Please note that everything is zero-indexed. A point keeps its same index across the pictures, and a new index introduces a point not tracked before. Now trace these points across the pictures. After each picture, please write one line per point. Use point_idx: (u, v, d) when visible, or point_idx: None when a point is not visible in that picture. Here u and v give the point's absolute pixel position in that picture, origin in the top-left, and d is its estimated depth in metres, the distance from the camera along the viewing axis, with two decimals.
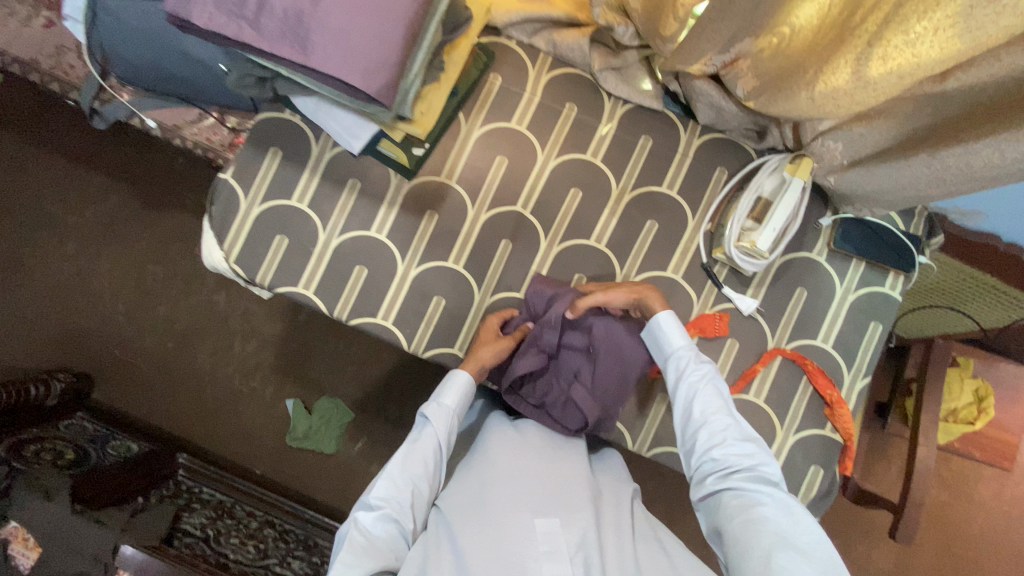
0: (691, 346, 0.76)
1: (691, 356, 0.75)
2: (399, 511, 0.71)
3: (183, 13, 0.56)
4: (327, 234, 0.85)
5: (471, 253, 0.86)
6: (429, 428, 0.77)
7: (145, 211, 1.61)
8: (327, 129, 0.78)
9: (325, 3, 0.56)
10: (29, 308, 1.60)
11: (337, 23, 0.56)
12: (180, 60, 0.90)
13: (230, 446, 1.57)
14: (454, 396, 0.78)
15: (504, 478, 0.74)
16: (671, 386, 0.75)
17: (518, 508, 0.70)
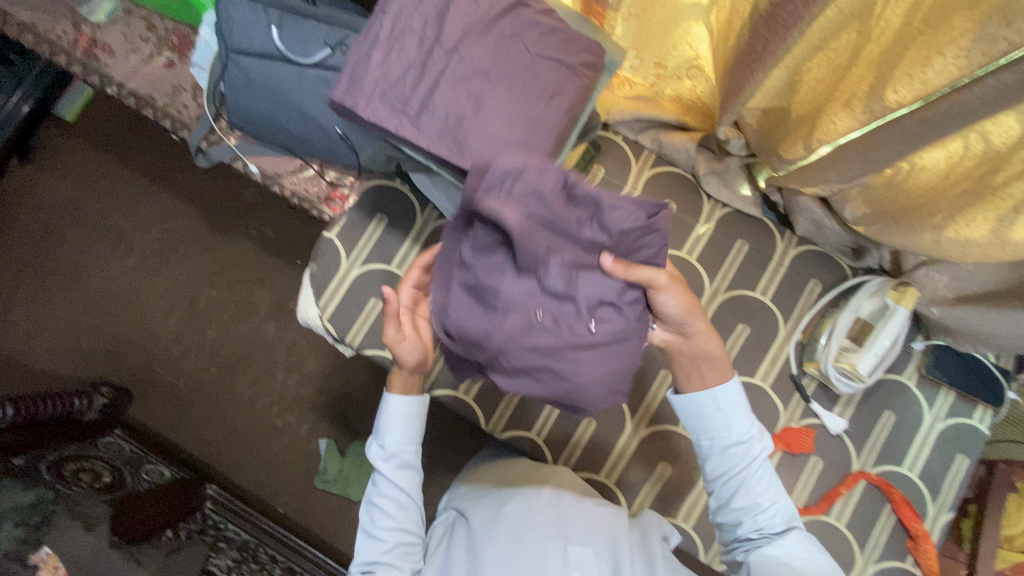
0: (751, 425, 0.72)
1: (752, 438, 0.71)
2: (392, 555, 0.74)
3: (349, 103, 0.58)
4: None
5: None
6: (386, 471, 0.77)
7: (210, 235, 1.65)
8: (438, 204, 0.82)
9: (486, 112, 0.59)
10: (82, 317, 1.61)
11: (495, 130, 0.59)
12: (296, 118, 0.93)
13: (257, 480, 1.54)
14: (395, 434, 0.77)
15: (522, 513, 0.76)
16: (722, 463, 0.72)
17: (546, 536, 0.73)
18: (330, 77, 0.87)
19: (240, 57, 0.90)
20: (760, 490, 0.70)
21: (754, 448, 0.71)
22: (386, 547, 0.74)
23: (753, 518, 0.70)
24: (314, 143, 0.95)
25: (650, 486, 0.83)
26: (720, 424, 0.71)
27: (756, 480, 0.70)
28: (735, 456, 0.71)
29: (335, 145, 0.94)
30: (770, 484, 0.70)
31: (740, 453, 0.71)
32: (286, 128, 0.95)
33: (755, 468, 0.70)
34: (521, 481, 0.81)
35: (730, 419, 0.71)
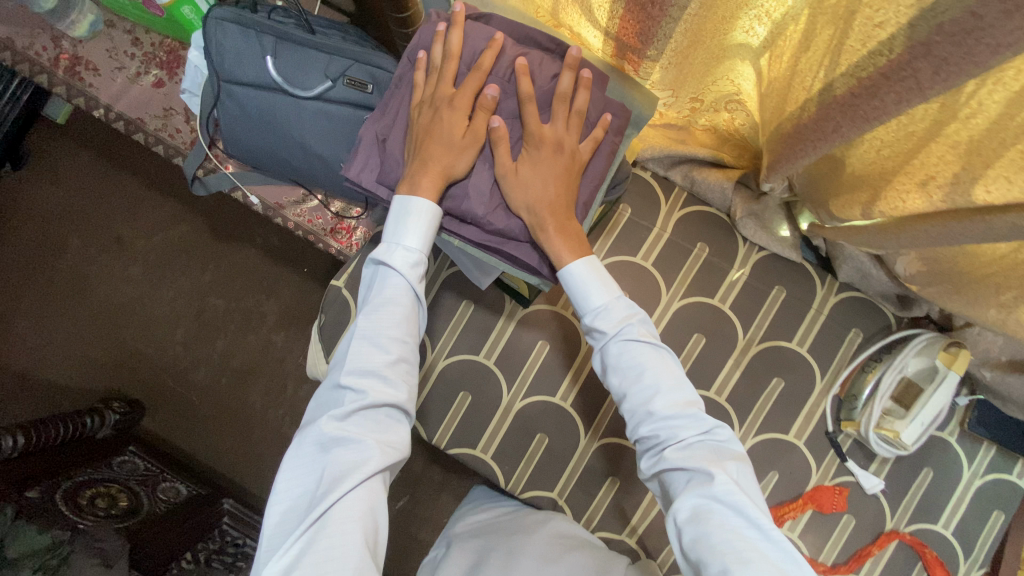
0: (628, 310, 0.65)
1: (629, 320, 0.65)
2: (378, 391, 0.62)
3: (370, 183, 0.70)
4: (434, 355, 0.82)
5: (582, 392, 0.81)
6: (386, 288, 0.65)
7: (214, 243, 1.60)
8: (456, 260, 0.77)
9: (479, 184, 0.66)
10: (88, 329, 1.58)
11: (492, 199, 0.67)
12: (298, 153, 0.86)
13: (271, 491, 1.54)
14: (414, 232, 0.66)
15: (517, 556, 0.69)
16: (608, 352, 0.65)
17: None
18: (333, 111, 0.81)
19: (234, 88, 0.83)
20: (643, 375, 0.62)
21: (627, 331, 0.64)
22: (387, 360, 0.63)
23: (652, 419, 0.61)
24: (318, 178, 0.89)
25: (674, 546, 0.80)
26: (588, 310, 0.66)
27: (642, 364, 0.62)
28: (613, 339, 0.64)
29: (342, 181, 0.88)
30: (667, 379, 0.62)
31: (620, 339, 0.64)
32: (288, 161, 0.88)
33: (635, 351, 0.63)
34: (517, 523, 0.76)
35: (599, 302, 0.66)
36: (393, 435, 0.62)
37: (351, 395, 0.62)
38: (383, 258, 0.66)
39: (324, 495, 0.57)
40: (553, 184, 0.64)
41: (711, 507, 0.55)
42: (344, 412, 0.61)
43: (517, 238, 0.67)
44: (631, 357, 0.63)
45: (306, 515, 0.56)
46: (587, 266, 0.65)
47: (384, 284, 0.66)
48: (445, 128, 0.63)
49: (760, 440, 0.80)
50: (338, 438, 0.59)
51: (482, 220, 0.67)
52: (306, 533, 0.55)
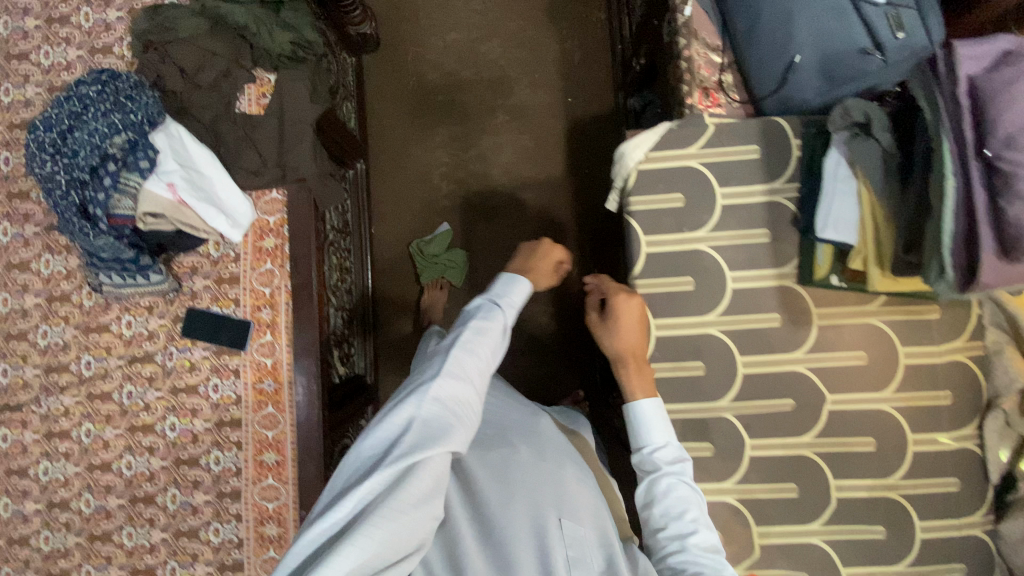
0: (672, 446, 0.77)
1: (671, 454, 0.77)
2: (470, 382, 0.71)
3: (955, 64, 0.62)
4: (706, 235, 0.83)
5: (759, 375, 0.82)
6: (495, 322, 0.79)
7: (543, 14, 1.64)
8: (823, 196, 0.75)
9: None
10: None
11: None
12: (776, 13, 0.89)
13: (382, 196, 1.64)
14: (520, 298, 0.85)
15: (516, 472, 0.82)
16: (657, 481, 0.75)
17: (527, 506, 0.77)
18: (850, 16, 0.83)
19: None
20: (684, 504, 0.73)
21: (679, 470, 0.75)
22: (480, 364, 0.74)
23: (683, 539, 0.71)
24: (761, 45, 0.91)
25: None
26: (644, 443, 0.78)
27: (688, 505, 0.74)
28: (657, 482, 0.75)
29: (775, 64, 0.90)
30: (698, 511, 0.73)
31: (667, 486, 0.74)
32: (760, 11, 0.91)
33: (683, 496, 0.73)
34: (516, 431, 0.89)
35: (660, 442, 0.77)
36: (467, 417, 0.68)
37: (449, 375, 0.69)
38: (492, 305, 0.81)
39: (403, 440, 0.62)
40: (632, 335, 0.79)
41: None
42: (444, 388, 0.68)
43: (1009, 239, 0.59)
44: (678, 495, 0.74)
45: (393, 448, 0.61)
46: (655, 409, 0.78)
47: (492, 318, 0.79)
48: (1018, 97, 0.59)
49: (825, 547, 0.80)
50: (434, 400, 0.66)
51: (1011, 199, 0.59)
52: (393, 468, 0.60)
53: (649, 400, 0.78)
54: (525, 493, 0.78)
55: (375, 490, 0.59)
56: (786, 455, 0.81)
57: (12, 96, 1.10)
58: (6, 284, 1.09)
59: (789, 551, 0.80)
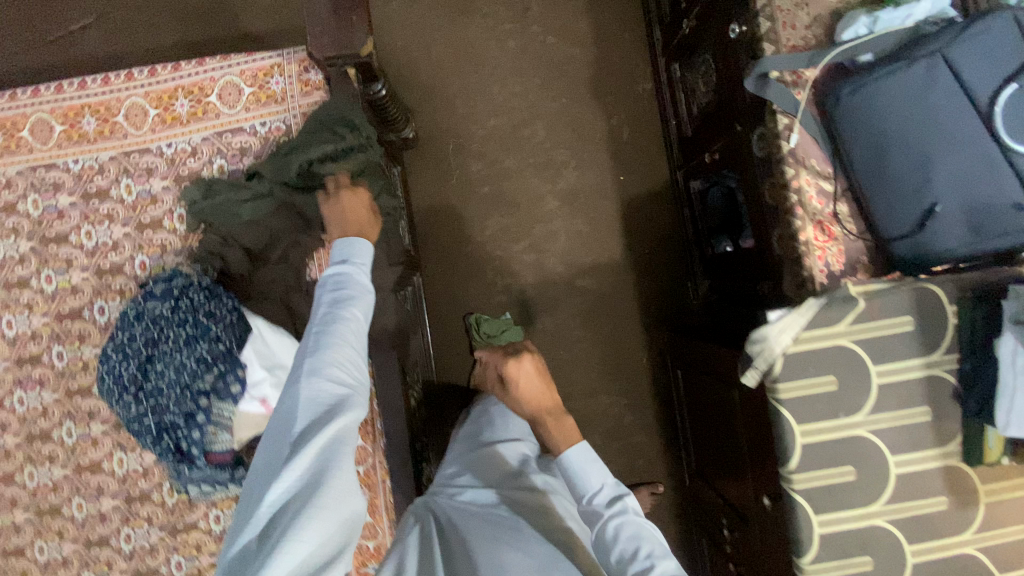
0: (604, 484, 0.88)
1: (606, 490, 0.87)
2: (335, 373, 0.64)
3: None
4: (863, 419, 0.77)
5: (930, 563, 0.77)
6: (348, 291, 0.72)
7: (586, 91, 1.55)
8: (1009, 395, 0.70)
9: None
10: (433, 42, 1.52)
11: None
12: (910, 157, 0.81)
13: (435, 299, 1.55)
14: (364, 254, 0.76)
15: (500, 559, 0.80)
16: (601, 522, 0.84)
17: None
18: (998, 168, 0.77)
19: (943, 72, 0.78)
20: (635, 536, 0.80)
21: (622, 509, 0.84)
22: (345, 353, 0.67)
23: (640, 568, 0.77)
24: (891, 187, 0.83)
25: None
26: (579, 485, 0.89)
27: (642, 541, 0.80)
28: (604, 523, 0.83)
29: (909, 210, 0.83)
30: (649, 542, 0.80)
31: (616, 528, 0.82)
32: (887, 152, 0.83)
33: (631, 530, 0.81)
34: (511, 527, 0.88)
35: (596, 486, 0.88)
36: (329, 403, 0.62)
37: (314, 380, 0.63)
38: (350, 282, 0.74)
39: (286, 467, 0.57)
40: (542, 394, 1.00)
41: None
42: (312, 389, 0.63)
43: None
44: (628, 531, 0.81)
45: (281, 448, 0.59)
46: (581, 456, 0.90)
47: (347, 288, 0.73)
48: None
49: None
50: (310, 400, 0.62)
51: None
52: (279, 487, 0.56)
53: (578, 452, 0.90)
54: None
55: (276, 506, 0.56)
56: None
57: (56, 284, 1.00)
58: (78, 488, 1.01)
59: None
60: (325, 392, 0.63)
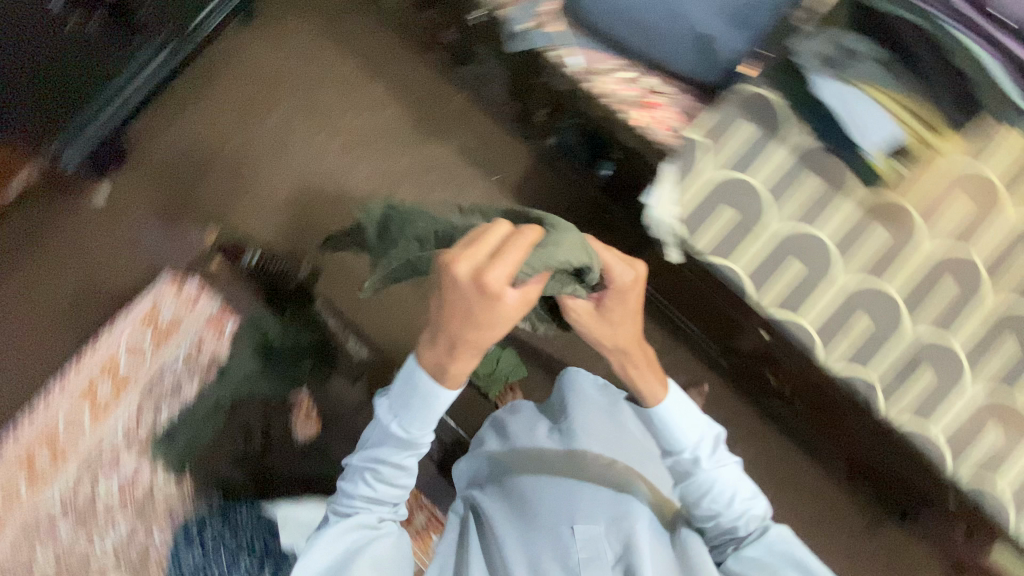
0: (700, 438, 0.83)
1: (705, 446, 0.83)
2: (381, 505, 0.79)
3: None
4: (773, 219, 0.83)
5: (911, 282, 0.82)
6: (401, 453, 0.75)
7: (418, 133, 1.62)
8: (843, 117, 0.80)
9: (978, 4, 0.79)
10: (271, 183, 1.56)
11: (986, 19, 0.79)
12: (659, 12, 0.92)
13: None
14: (423, 427, 0.73)
15: (536, 502, 0.88)
16: (700, 473, 0.82)
17: (551, 524, 0.85)
18: None
19: None
20: (730, 484, 0.82)
21: (721, 458, 0.83)
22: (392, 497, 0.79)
23: (742, 511, 0.82)
24: (664, 41, 0.93)
25: (978, 446, 0.81)
26: (681, 435, 0.82)
27: (738, 488, 0.82)
28: (700, 481, 0.82)
29: (686, 48, 0.93)
30: (742, 483, 0.83)
31: (713, 481, 0.81)
32: (640, 20, 0.93)
33: (733, 481, 0.82)
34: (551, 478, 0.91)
35: (694, 441, 0.82)
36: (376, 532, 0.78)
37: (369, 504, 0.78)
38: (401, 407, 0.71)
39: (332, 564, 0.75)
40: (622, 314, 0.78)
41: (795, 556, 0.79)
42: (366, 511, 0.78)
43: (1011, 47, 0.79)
44: (728, 479, 0.82)
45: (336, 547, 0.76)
46: (679, 402, 0.83)
47: (398, 453, 0.75)
48: None
49: None
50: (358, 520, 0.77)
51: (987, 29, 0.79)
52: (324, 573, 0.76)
53: (672, 398, 0.82)
54: (541, 517, 0.86)
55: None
56: (993, 328, 0.82)
57: None
58: None
59: None
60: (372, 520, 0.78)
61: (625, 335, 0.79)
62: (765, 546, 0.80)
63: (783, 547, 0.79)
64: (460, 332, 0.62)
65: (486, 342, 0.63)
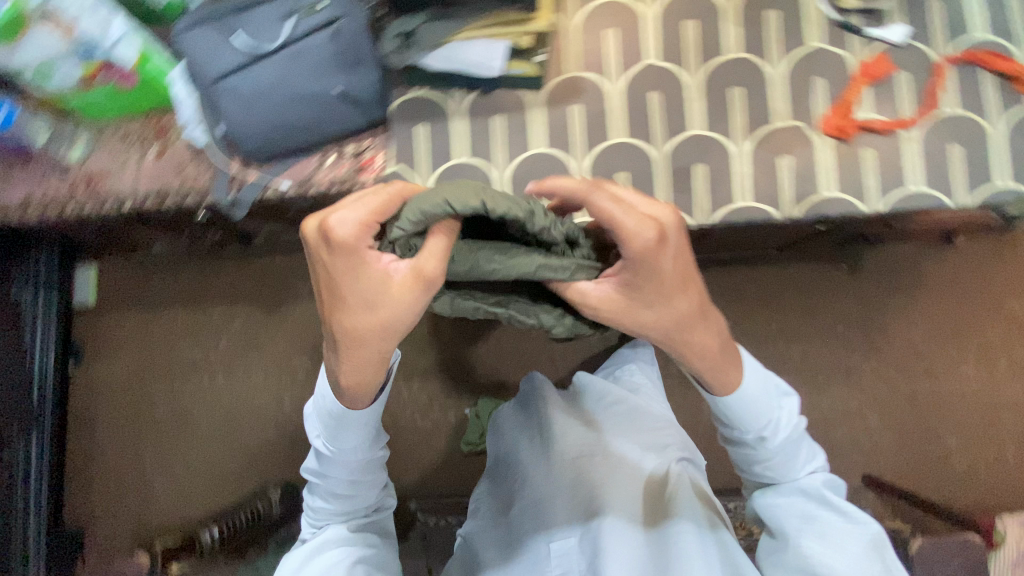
0: (787, 407, 0.88)
1: (791, 418, 0.88)
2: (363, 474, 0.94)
3: None
4: (498, 169, 0.91)
5: (631, 121, 0.88)
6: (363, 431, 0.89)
7: (270, 315, 1.66)
8: (463, 66, 0.87)
9: None
10: (208, 449, 1.64)
11: None
12: (293, 105, 0.98)
13: (443, 481, 1.58)
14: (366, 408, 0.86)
15: (518, 525, 0.99)
16: (777, 445, 0.87)
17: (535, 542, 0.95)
18: (303, 43, 0.94)
19: (226, 80, 0.96)
20: (802, 455, 0.89)
21: (795, 426, 0.88)
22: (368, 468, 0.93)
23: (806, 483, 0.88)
24: (320, 118, 0.99)
25: (784, 184, 0.85)
26: (756, 406, 0.85)
27: (801, 455, 0.89)
28: (776, 452, 0.87)
29: (337, 108, 0.99)
30: (809, 459, 0.90)
31: (785, 447, 0.87)
32: (289, 121, 0.99)
33: (798, 449, 0.88)
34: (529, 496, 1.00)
35: (767, 414, 0.86)
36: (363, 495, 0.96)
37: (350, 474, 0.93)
38: (334, 432, 0.87)
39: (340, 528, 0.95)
40: (680, 284, 0.75)
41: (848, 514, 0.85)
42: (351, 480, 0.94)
43: None
44: (795, 451, 0.88)
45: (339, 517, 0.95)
46: (758, 376, 0.86)
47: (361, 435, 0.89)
48: None
49: (792, 62, 0.87)
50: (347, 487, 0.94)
51: None
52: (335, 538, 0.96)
53: (745, 381, 0.85)
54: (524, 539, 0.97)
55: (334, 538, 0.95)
56: (713, 98, 0.87)
57: None
58: None
59: (795, 94, 0.86)
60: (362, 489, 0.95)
61: (683, 311, 0.77)
62: (828, 510, 0.86)
63: (838, 508, 0.86)
64: (357, 308, 0.73)
65: (373, 320, 0.73)
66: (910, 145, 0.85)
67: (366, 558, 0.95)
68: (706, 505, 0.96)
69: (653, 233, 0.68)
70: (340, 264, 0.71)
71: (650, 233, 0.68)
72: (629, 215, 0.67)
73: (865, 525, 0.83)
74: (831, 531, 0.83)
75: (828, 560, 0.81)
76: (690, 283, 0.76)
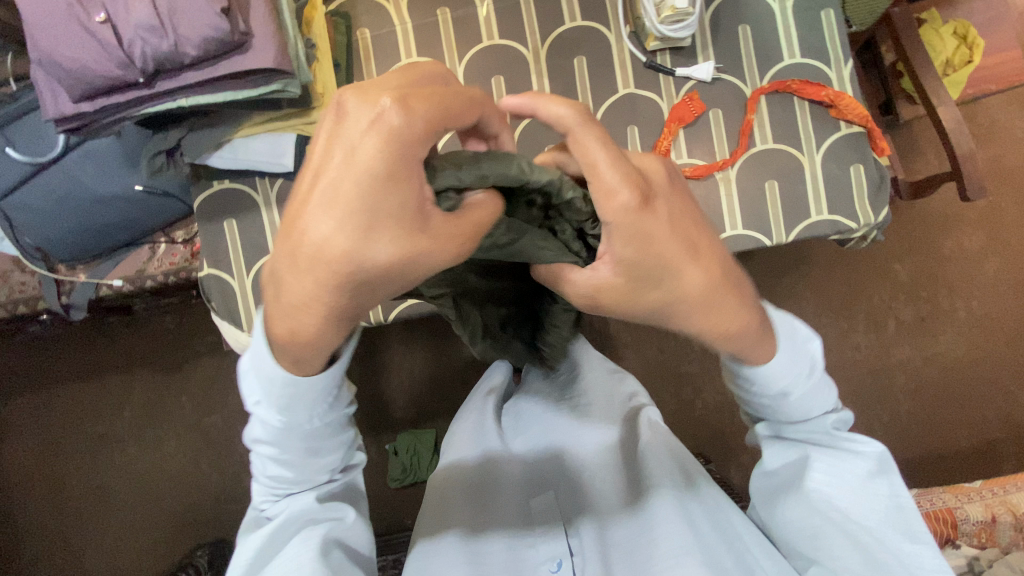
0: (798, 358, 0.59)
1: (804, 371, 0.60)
2: (308, 438, 0.62)
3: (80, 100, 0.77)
4: None
5: None
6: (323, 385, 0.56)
7: (172, 378, 1.61)
8: (252, 165, 0.91)
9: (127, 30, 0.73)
10: (133, 520, 1.61)
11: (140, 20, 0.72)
12: (99, 209, 0.93)
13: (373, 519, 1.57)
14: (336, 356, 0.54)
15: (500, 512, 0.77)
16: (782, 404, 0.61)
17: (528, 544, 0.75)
18: (88, 148, 0.89)
19: (10, 198, 0.91)
20: (803, 403, 0.61)
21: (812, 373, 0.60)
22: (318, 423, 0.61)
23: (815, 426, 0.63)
24: (137, 217, 0.95)
25: None
26: (778, 377, 0.59)
27: (810, 410, 0.62)
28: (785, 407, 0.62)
29: (150, 203, 0.95)
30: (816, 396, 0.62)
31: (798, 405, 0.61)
32: (101, 224, 0.94)
33: (802, 403, 0.61)
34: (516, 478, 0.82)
35: (779, 381, 0.59)
36: (322, 459, 0.65)
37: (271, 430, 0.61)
38: (280, 397, 0.56)
39: (292, 502, 0.67)
40: (689, 244, 0.46)
41: (867, 458, 0.62)
42: (294, 438, 0.61)
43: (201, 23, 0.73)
44: (802, 404, 0.62)
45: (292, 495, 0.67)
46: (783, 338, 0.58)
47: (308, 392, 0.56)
48: (75, 51, 0.73)
49: (606, 110, 0.95)
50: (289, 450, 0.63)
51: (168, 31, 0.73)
52: (283, 523, 0.66)
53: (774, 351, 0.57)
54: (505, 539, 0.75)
55: (287, 523, 0.66)
56: None
57: None
58: None
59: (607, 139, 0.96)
60: (319, 454, 0.65)
61: (694, 291, 0.47)
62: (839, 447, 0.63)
63: (850, 456, 0.62)
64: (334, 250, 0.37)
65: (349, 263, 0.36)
66: (727, 184, 0.93)
67: (340, 536, 0.68)
68: (681, 456, 0.75)
69: (636, 193, 0.43)
70: (372, 136, 0.34)
71: (633, 189, 0.43)
72: (612, 162, 0.42)
73: (865, 451, 0.62)
74: (836, 466, 0.62)
75: (834, 497, 0.61)
76: (701, 258, 0.47)
